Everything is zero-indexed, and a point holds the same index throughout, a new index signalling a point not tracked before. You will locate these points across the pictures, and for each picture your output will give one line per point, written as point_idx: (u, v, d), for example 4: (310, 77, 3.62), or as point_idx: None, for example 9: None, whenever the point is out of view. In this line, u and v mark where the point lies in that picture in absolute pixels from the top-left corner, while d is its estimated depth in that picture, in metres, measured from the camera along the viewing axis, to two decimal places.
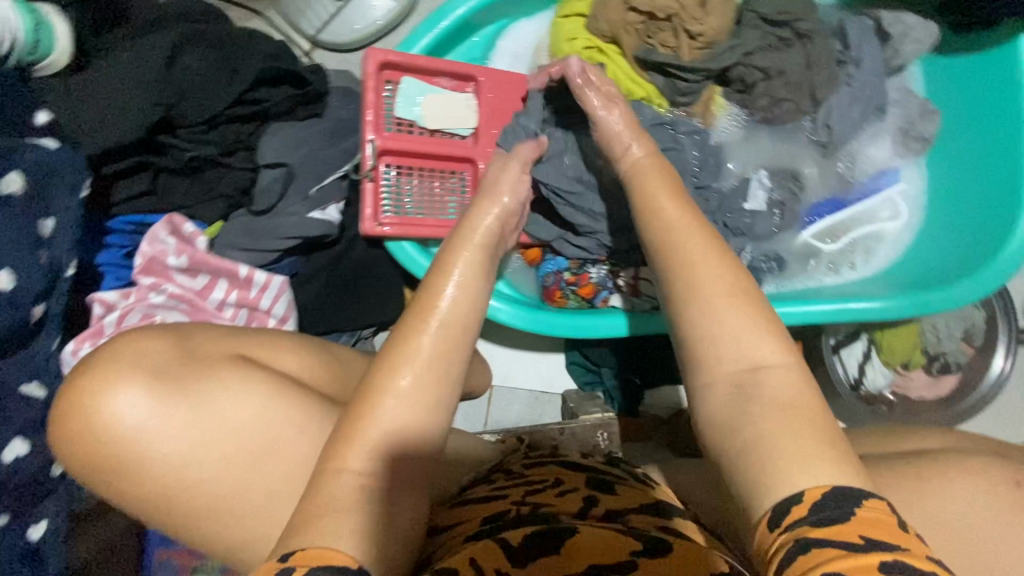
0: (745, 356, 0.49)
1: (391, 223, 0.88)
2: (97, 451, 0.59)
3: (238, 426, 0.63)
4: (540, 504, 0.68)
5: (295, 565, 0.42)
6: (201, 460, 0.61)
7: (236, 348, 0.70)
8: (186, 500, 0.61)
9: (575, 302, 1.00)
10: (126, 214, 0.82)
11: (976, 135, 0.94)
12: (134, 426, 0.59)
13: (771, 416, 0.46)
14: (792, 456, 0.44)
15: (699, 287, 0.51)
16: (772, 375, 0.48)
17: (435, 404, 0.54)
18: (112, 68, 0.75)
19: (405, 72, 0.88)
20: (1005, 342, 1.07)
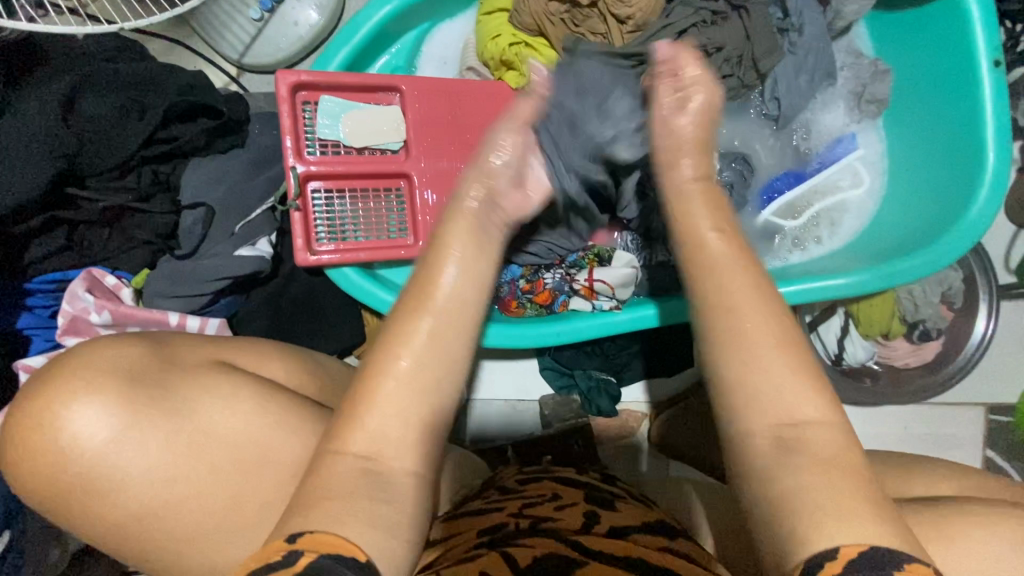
0: (784, 412, 0.47)
1: (328, 251, 0.84)
2: (62, 476, 0.59)
3: (220, 440, 0.64)
4: (538, 516, 0.70)
5: (302, 550, 0.44)
6: (184, 472, 0.62)
7: (218, 356, 0.72)
8: (170, 516, 0.61)
9: (533, 309, 0.95)
10: (45, 273, 0.79)
11: (930, 92, 0.89)
12: (102, 443, 0.60)
13: (814, 474, 0.45)
14: (834, 510, 0.43)
15: (748, 341, 0.49)
16: (816, 434, 0.47)
17: (376, 442, 0.51)
18: (10, 126, 0.72)
19: (323, 91, 0.84)
20: (987, 302, 1.04)
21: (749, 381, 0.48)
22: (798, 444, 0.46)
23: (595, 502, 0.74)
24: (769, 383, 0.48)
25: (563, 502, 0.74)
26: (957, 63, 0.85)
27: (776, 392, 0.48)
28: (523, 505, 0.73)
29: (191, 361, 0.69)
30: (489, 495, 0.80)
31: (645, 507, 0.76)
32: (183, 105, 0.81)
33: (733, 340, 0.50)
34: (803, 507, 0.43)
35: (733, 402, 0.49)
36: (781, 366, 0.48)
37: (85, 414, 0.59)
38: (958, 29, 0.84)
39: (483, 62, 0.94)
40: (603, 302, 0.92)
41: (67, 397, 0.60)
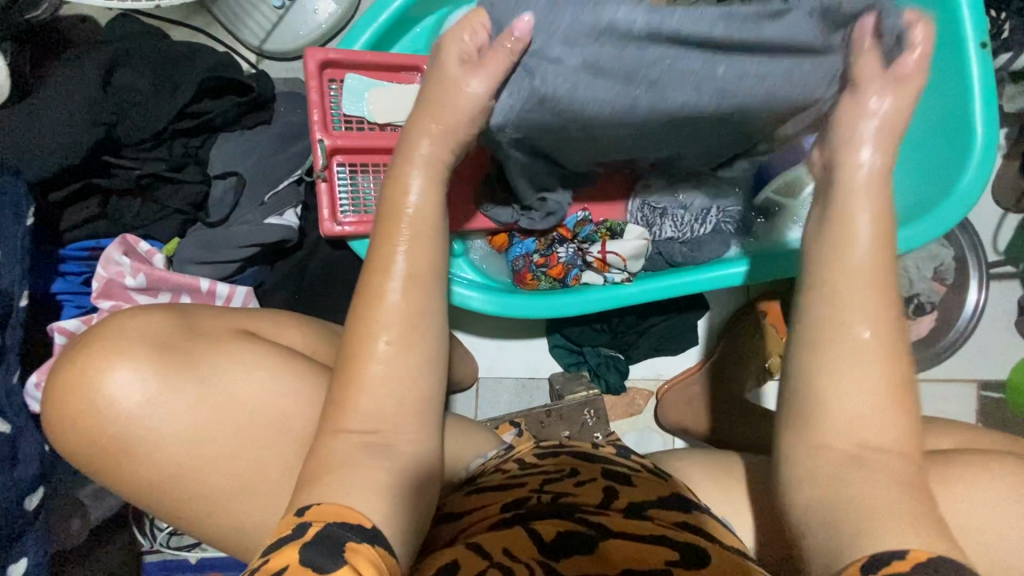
0: (867, 436, 0.50)
1: (350, 222, 0.86)
2: (95, 434, 0.58)
3: (246, 407, 0.62)
4: (559, 492, 0.70)
5: (311, 520, 0.47)
6: (216, 436, 0.60)
7: (237, 325, 0.68)
8: (197, 480, 0.60)
9: (547, 283, 0.99)
10: (80, 240, 0.81)
11: (924, 75, 0.94)
12: (136, 405, 0.58)
13: (884, 491, 0.48)
14: (893, 525, 0.46)
15: (855, 357, 0.50)
16: (888, 459, 0.50)
17: (407, 379, 0.55)
18: (51, 94, 0.75)
19: (349, 70, 0.88)
20: (977, 277, 1.09)
21: (839, 402, 0.50)
22: (872, 461, 0.49)
23: (615, 477, 0.74)
24: (858, 407, 0.50)
25: (583, 479, 0.73)
26: (948, 46, 0.90)
27: (865, 418, 0.50)
28: (543, 480, 0.73)
29: (214, 330, 0.66)
30: (507, 470, 0.78)
31: (661, 478, 0.76)
32: (216, 80, 0.84)
33: (841, 362, 0.51)
34: (860, 514, 0.47)
35: (822, 418, 0.51)
36: (880, 397, 0.50)
37: (119, 375, 0.58)
38: (947, 15, 0.89)
39: None
40: (614, 274, 0.96)
41: (100, 359, 0.58)
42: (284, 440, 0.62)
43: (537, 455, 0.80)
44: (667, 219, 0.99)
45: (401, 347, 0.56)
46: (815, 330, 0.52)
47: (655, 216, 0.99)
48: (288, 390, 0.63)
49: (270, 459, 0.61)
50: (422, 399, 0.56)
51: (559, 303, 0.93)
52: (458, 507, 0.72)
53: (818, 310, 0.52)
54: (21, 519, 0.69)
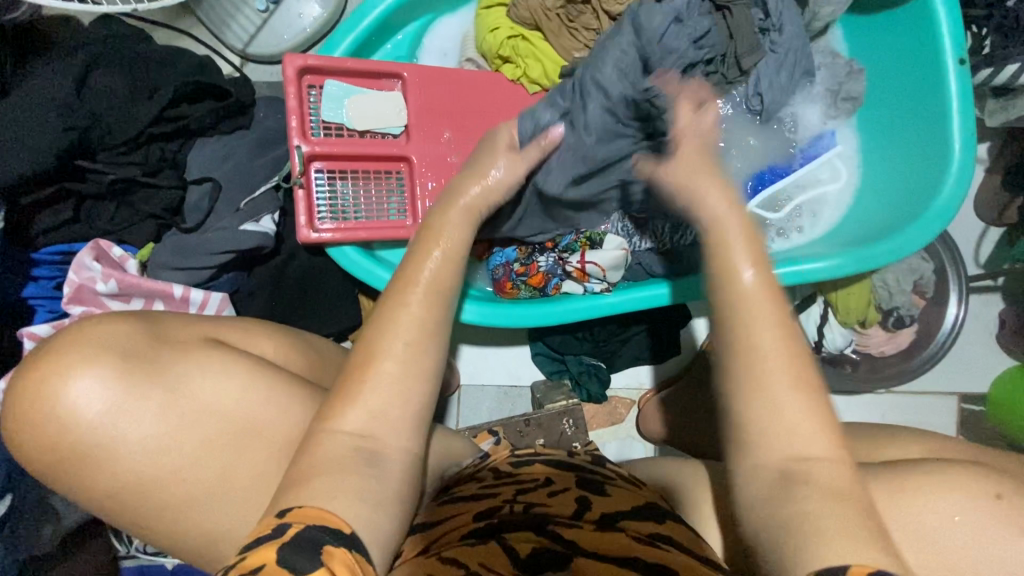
0: (794, 449, 0.50)
1: (329, 229, 0.86)
2: (55, 443, 0.57)
3: (211, 412, 0.61)
4: (532, 502, 0.70)
5: (291, 521, 0.46)
6: (179, 444, 0.60)
7: (206, 334, 0.68)
8: (160, 490, 0.59)
9: (527, 292, 0.98)
10: (52, 245, 0.81)
11: (903, 89, 0.95)
12: (99, 416, 0.57)
13: (824, 504, 0.48)
14: (827, 538, 0.46)
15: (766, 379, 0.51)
16: (822, 469, 0.50)
17: (370, 393, 0.55)
18: (23, 97, 0.74)
19: (328, 76, 0.88)
20: (957, 290, 1.09)
21: (766, 420, 0.51)
22: (805, 477, 0.49)
23: (588, 486, 0.74)
24: (790, 421, 0.51)
25: (557, 489, 0.73)
26: (926, 59, 0.91)
27: (795, 427, 0.51)
28: (517, 490, 0.72)
29: (182, 337, 0.66)
30: (482, 478, 0.78)
31: (635, 488, 0.76)
32: (194, 85, 0.83)
33: (758, 380, 0.52)
34: (802, 531, 0.47)
35: (752, 434, 0.52)
36: (801, 408, 0.51)
37: (83, 385, 0.57)
38: (925, 31, 0.90)
39: (481, 54, 0.98)
40: (594, 284, 0.97)
41: (64, 367, 0.57)
42: (252, 450, 0.61)
43: (513, 464, 0.80)
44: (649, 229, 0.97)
45: (366, 358, 0.55)
46: (733, 352, 0.53)
47: (637, 225, 0.97)
48: (256, 400, 0.62)
49: (238, 469, 0.60)
50: (394, 412, 0.54)
51: (538, 313, 0.92)
52: (431, 515, 0.71)
53: (733, 335, 0.53)
54: None
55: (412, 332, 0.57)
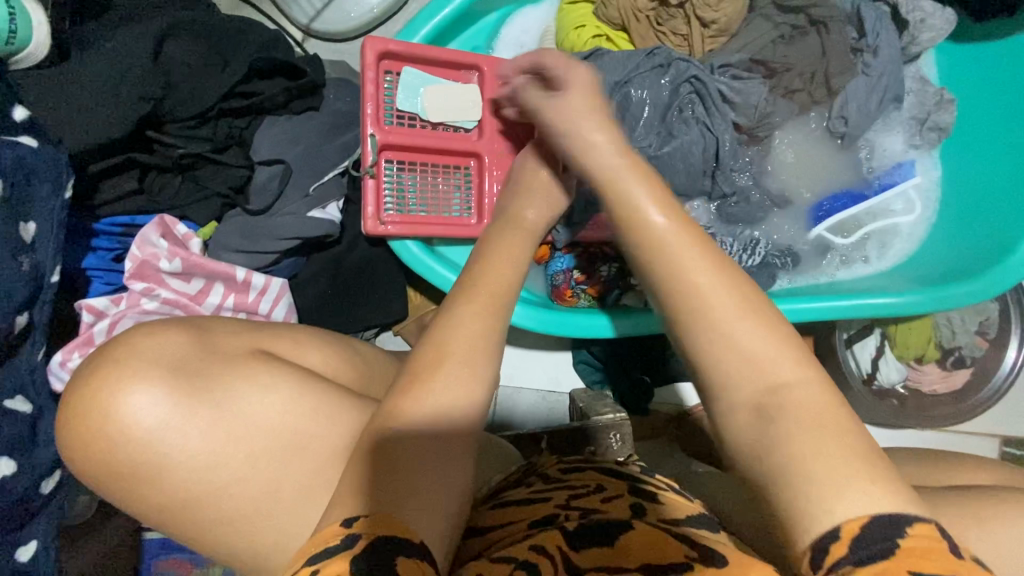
0: (762, 377, 0.43)
1: (394, 222, 0.83)
2: (103, 463, 0.52)
3: (263, 424, 0.56)
4: (587, 510, 0.59)
5: (361, 533, 0.42)
6: (226, 460, 0.54)
7: (258, 344, 0.62)
8: (204, 512, 0.54)
9: (585, 301, 0.96)
10: (113, 215, 0.78)
11: (997, 126, 0.92)
12: (151, 429, 0.52)
13: (805, 440, 0.41)
14: (827, 482, 0.39)
15: (707, 307, 0.45)
16: (796, 394, 0.43)
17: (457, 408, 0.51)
18: (97, 59, 0.71)
19: (406, 63, 0.84)
20: (1018, 335, 1.05)
21: (730, 375, 0.44)
22: (777, 411, 0.42)
23: (641, 493, 0.63)
24: (749, 355, 0.44)
25: (610, 494, 0.62)
26: None
27: (756, 349, 0.44)
28: (569, 496, 0.62)
29: (226, 347, 0.59)
30: (531, 484, 0.68)
31: (688, 497, 0.65)
32: (267, 61, 0.81)
33: (701, 313, 0.45)
34: (803, 482, 0.40)
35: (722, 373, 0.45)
36: (756, 338, 0.44)
37: (130, 397, 0.52)
38: None
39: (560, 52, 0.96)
40: None
41: (111, 381, 0.53)
42: (317, 453, 0.57)
43: (561, 468, 0.70)
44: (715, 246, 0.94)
45: (444, 360, 0.51)
46: (661, 286, 0.47)
47: None
48: (325, 402, 0.60)
49: (301, 472, 0.56)
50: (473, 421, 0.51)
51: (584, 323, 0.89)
52: (477, 524, 0.62)
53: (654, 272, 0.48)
54: (36, 502, 0.67)
55: (493, 344, 0.53)
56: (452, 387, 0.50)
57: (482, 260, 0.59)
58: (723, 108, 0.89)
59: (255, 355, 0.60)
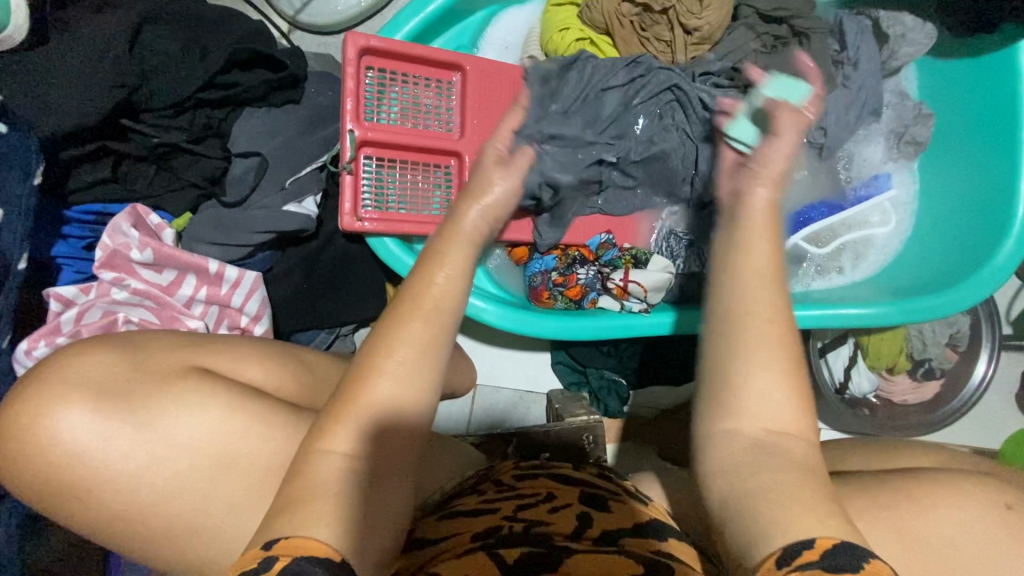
0: (775, 421, 0.47)
1: (371, 218, 0.82)
2: (36, 478, 0.49)
3: (195, 444, 0.52)
4: (533, 523, 0.60)
5: (278, 555, 0.41)
6: (151, 480, 0.50)
7: (194, 360, 0.57)
8: (137, 530, 0.51)
9: (562, 303, 0.95)
10: (85, 203, 0.78)
11: (972, 142, 0.93)
12: (80, 449, 0.49)
13: (789, 476, 0.44)
14: (796, 506, 0.42)
15: (765, 343, 0.48)
16: (794, 444, 0.47)
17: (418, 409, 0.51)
18: (71, 44, 0.70)
19: (388, 59, 0.84)
20: (989, 349, 1.07)
21: (751, 404, 0.47)
22: (778, 450, 0.46)
23: (591, 501, 0.64)
24: (777, 398, 0.47)
25: (558, 504, 0.64)
26: (1001, 115, 0.89)
27: (779, 390, 0.47)
28: (517, 506, 0.63)
29: (164, 365, 0.55)
30: (483, 491, 0.68)
31: (642, 502, 0.65)
32: (245, 53, 0.80)
33: (756, 346, 0.47)
34: (774, 500, 0.43)
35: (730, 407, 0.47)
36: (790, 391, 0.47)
37: (69, 410, 0.49)
38: (1003, 90, 0.89)
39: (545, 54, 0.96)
40: (632, 304, 0.93)
41: (50, 392, 0.49)
42: None
43: (515, 474, 0.70)
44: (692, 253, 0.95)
45: (406, 365, 0.50)
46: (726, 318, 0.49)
47: (679, 248, 0.95)
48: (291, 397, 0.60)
49: None
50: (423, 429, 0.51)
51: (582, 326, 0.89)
52: (429, 533, 0.62)
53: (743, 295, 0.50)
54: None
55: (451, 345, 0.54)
56: (412, 385, 0.50)
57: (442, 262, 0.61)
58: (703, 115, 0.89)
59: (192, 371, 0.55)
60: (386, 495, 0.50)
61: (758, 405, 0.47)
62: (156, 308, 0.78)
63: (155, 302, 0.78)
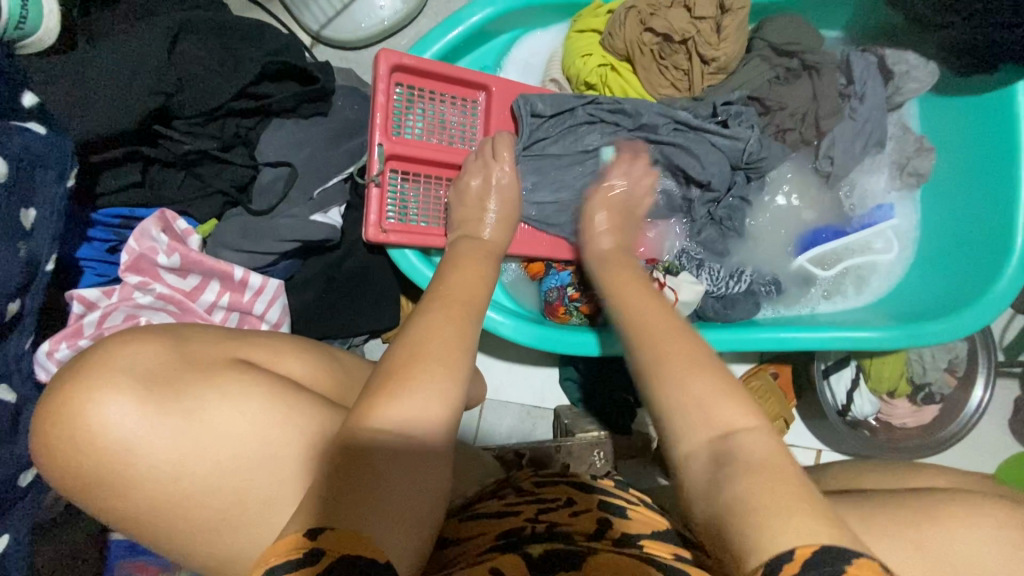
0: (716, 425, 0.49)
1: (395, 231, 0.84)
2: (66, 473, 0.48)
3: (232, 449, 0.51)
4: (553, 524, 0.60)
5: (323, 549, 0.40)
6: (186, 485, 0.49)
7: (234, 354, 0.58)
8: (163, 531, 0.50)
9: (577, 318, 0.97)
10: (112, 206, 0.78)
11: (972, 175, 0.97)
12: (125, 437, 0.48)
13: (757, 480, 0.44)
14: (775, 509, 0.41)
15: (663, 362, 0.54)
16: (751, 441, 0.47)
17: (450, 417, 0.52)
18: (108, 49, 0.71)
19: (417, 76, 0.86)
20: (986, 374, 1.09)
21: (688, 423, 0.50)
22: (733, 456, 0.46)
23: (611, 508, 0.64)
24: (699, 400, 0.50)
25: (578, 508, 0.63)
26: (996, 152, 0.93)
27: (701, 405, 0.50)
28: (538, 509, 0.62)
29: (206, 357, 0.55)
30: (504, 497, 0.67)
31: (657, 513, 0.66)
32: (277, 66, 0.81)
33: (684, 374, 0.52)
34: (753, 510, 0.42)
35: (674, 426, 0.51)
36: (706, 381, 0.51)
37: (102, 409, 0.48)
38: (1001, 128, 0.92)
39: (567, 77, 1.00)
40: None
41: (82, 392, 0.48)
42: None
43: (535, 482, 0.69)
44: (704, 270, 0.98)
45: (438, 377, 0.52)
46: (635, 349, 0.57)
47: (693, 264, 0.98)
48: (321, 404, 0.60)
49: None
50: (450, 414, 0.52)
51: (575, 340, 0.91)
52: (448, 534, 0.62)
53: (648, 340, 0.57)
54: (13, 494, 0.64)
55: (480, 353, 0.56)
56: (441, 391, 0.51)
57: (461, 287, 0.63)
58: (710, 151, 0.93)
59: (234, 363, 0.56)
60: (419, 488, 0.48)
61: (698, 424, 0.49)
62: (178, 313, 0.79)
63: (178, 308, 0.79)
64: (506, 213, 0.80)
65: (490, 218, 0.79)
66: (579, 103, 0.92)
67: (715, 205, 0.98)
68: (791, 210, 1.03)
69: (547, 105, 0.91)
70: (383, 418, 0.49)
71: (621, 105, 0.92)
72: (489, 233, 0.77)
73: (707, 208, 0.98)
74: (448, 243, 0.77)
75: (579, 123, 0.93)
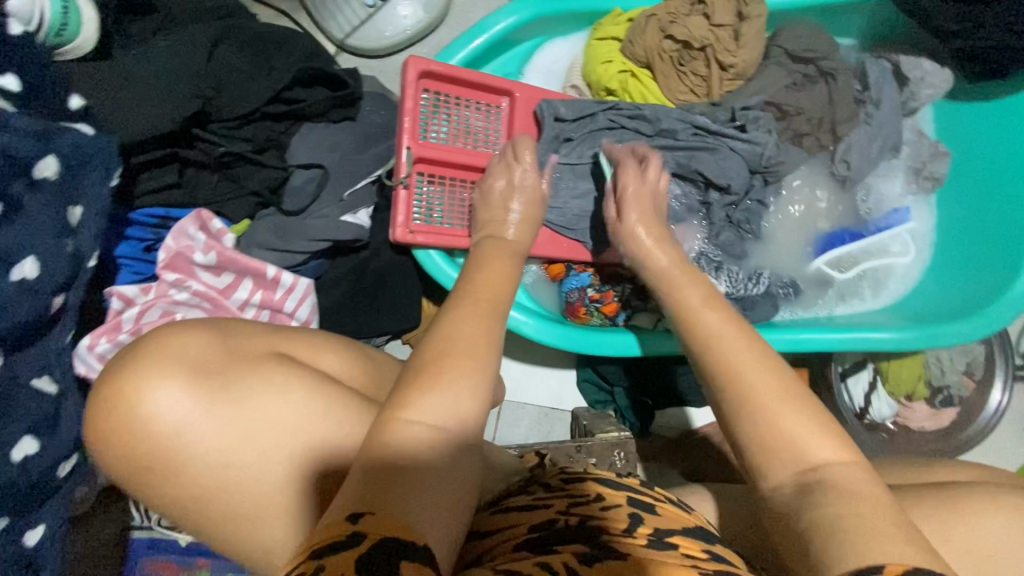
0: (804, 458, 0.49)
1: (422, 231, 0.86)
2: (119, 457, 0.50)
3: (275, 436, 0.53)
4: (585, 517, 0.61)
5: (365, 532, 0.41)
6: (233, 470, 0.51)
7: (274, 346, 0.59)
8: (209, 515, 0.52)
9: (597, 319, 1.00)
10: (148, 206, 0.80)
11: (989, 179, 0.98)
12: (177, 421, 0.50)
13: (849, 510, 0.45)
14: (864, 537, 0.42)
15: (725, 367, 0.54)
16: (839, 473, 0.48)
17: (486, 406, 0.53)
18: (152, 54, 0.74)
19: (444, 82, 0.88)
20: (1004, 377, 1.10)
21: (768, 453, 0.50)
22: (820, 487, 0.47)
23: (639, 503, 0.65)
24: (789, 432, 0.50)
25: (608, 502, 0.64)
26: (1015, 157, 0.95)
27: (791, 438, 0.50)
28: (569, 502, 0.63)
29: (249, 348, 0.57)
30: (532, 492, 0.68)
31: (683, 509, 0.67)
32: (308, 72, 0.83)
33: (755, 397, 0.52)
34: (834, 531, 0.43)
35: (758, 458, 0.51)
36: (766, 388, 0.52)
37: (156, 395, 0.50)
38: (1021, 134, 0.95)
39: (587, 83, 1.02)
40: None
41: (136, 378, 0.50)
42: None
43: (562, 477, 0.70)
44: (722, 273, 0.98)
45: (474, 367, 0.54)
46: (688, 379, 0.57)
47: (712, 267, 0.98)
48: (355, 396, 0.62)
49: None
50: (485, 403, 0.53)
51: (597, 339, 0.93)
52: (479, 526, 0.63)
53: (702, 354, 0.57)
54: (52, 483, 0.66)
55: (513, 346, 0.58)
56: (477, 380, 0.53)
57: (492, 283, 0.65)
58: (728, 154, 0.95)
59: (276, 355, 0.58)
60: (457, 477, 0.49)
61: (781, 455, 0.50)
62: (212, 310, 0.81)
63: (212, 305, 0.81)
64: (530, 213, 0.82)
65: (515, 219, 0.81)
66: (600, 108, 0.94)
67: (732, 208, 0.99)
68: (808, 213, 1.05)
69: (568, 110, 0.93)
70: (423, 407, 0.50)
71: (640, 110, 0.94)
72: (515, 233, 0.79)
73: (725, 211, 0.99)
74: (475, 244, 0.79)
75: (599, 128, 0.94)
